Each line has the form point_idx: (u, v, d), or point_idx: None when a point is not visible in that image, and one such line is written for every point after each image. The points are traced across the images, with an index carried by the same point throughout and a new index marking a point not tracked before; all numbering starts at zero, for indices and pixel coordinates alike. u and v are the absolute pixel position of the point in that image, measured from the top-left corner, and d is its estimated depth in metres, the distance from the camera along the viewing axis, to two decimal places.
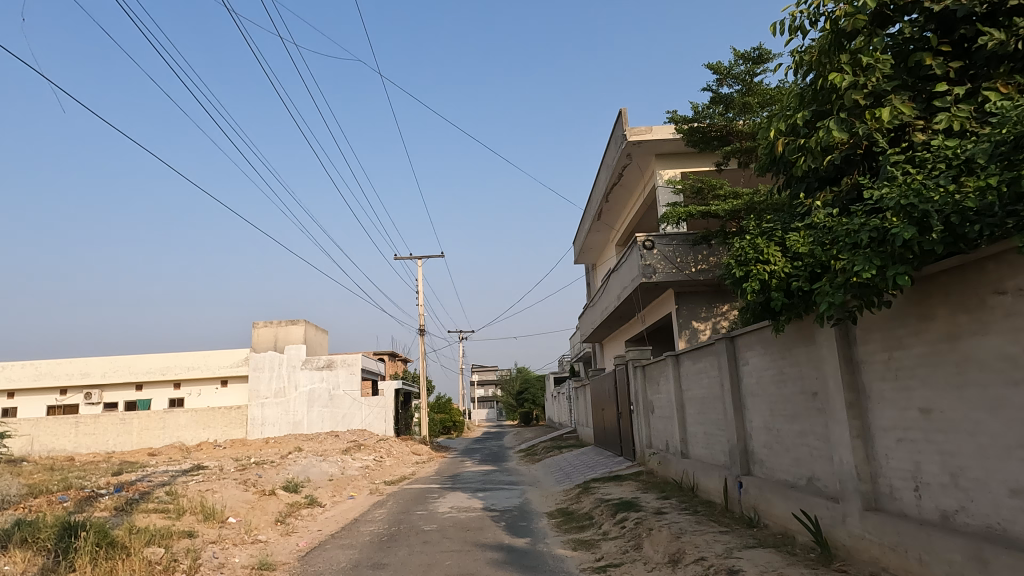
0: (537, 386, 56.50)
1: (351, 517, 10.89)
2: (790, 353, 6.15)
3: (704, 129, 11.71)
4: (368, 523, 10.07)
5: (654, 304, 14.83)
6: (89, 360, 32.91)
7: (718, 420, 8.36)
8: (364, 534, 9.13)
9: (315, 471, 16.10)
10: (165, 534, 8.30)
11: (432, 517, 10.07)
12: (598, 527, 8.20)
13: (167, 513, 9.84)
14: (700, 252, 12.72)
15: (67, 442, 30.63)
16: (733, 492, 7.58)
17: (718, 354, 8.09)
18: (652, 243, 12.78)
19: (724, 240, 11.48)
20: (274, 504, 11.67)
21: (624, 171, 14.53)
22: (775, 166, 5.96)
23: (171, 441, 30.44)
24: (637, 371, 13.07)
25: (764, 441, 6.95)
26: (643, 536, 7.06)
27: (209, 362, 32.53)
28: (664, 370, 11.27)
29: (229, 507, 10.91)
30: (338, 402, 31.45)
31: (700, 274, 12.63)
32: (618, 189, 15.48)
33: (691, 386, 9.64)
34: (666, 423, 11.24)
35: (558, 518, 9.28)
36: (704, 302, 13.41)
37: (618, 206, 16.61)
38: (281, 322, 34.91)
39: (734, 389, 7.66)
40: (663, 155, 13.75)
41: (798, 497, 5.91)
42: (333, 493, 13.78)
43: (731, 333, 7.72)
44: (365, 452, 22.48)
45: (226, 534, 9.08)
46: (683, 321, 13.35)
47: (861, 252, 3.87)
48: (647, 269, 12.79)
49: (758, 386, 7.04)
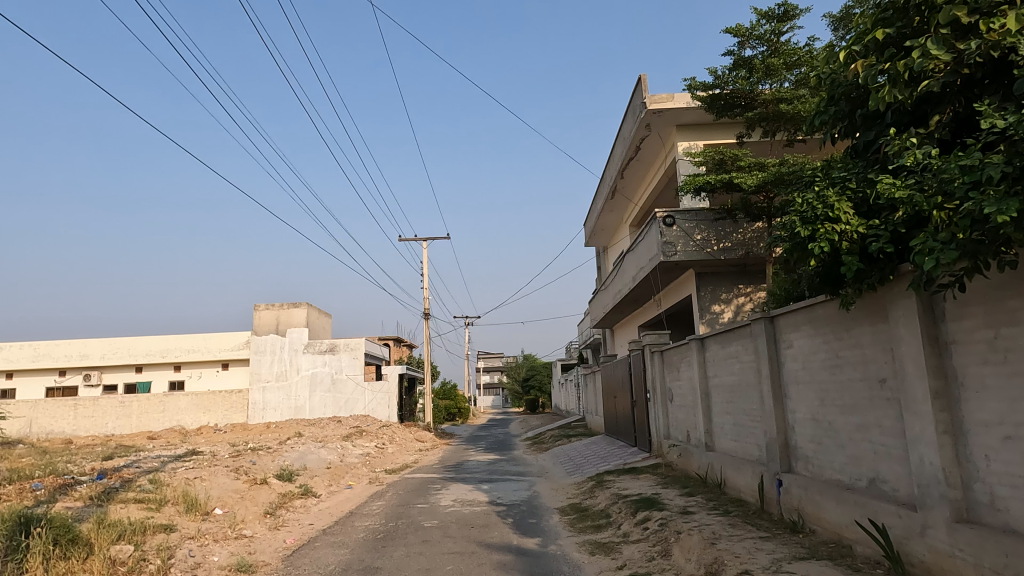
0: (544, 372, 55.99)
1: (347, 509, 10.12)
2: (851, 334, 5.27)
3: (725, 95, 10.65)
4: (365, 517, 9.29)
5: (672, 287, 13.96)
6: (88, 342, 32.31)
7: (752, 411, 7.50)
8: (359, 530, 8.35)
9: (313, 459, 15.34)
10: (138, 529, 7.53)
11: (433, 511, 9.27)
12: (617, 527, 7.36)
13: (147, 504, 9.09)
14: (724, 229, 11.79)
15: (66, 425, 30.22)
16: (771, 492, 6.75)
17: (754, 336, 7.21)
18: (672, 218, 11.86)
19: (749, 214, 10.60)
20: (265, 495, 10.91)
21: (642, 144, 13.58)
22: (835, 112, 4.89)
23: (170, 425, 29.91)
24: (654, 356, 12.20)
25: (811, 436, 6.08)
26: (671, 541, 6.22)
27: (210, 345, 31.93)
28: (685, 355, 10.41)
29: (215, 497, 10.15)
30: (341, 386, 30.49)
31: (723, 253, 11.72)
32: (635, 164, 14.54)
33: (718, 372, 8.78)
34: (687, 413, 10.40)
35: (572, 515, 8.45)
36: (726, 283, 12.50)
37: (634, 182, 15.67)
38: (283, 305, 34.17)
39: (773, 376, 6.79)
40: (684, 126, 12.77)
41: (859, 501, 5.05)
42: (330, 483, 13.00)
43: (771, 313, 6.84)
44: (366, 438, 21.75)
45: (208, 529, 8.31)
46: (703, 304, 12.45)
47: (987, 192, 2.95)
48: (666, 247, 11.88)
49: (805, 372, 6.16)
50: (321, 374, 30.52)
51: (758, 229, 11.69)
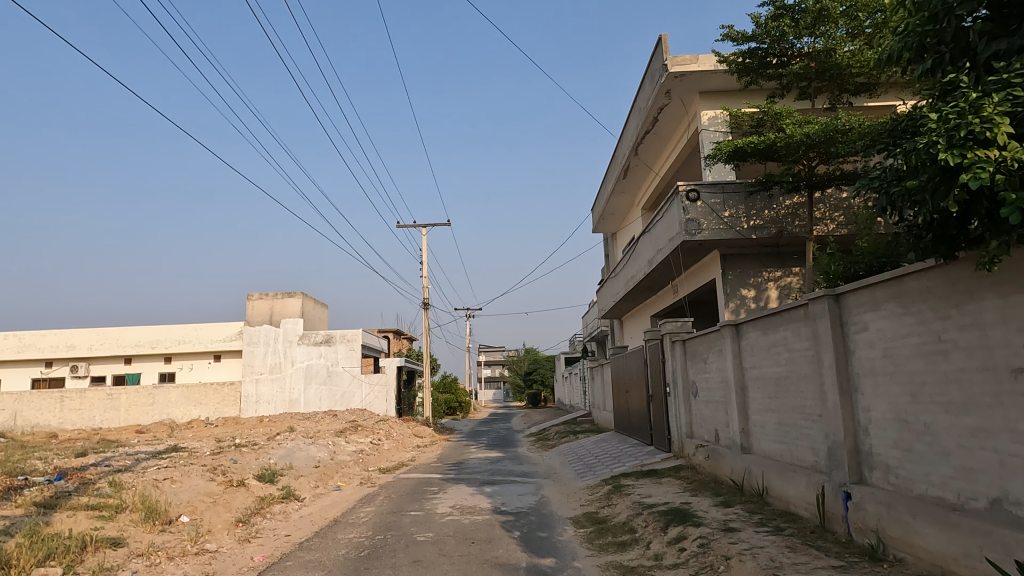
0: (548, 367, 54.79)
1: (331, 516, 8.95)
2: (965, 312, 4.06)
3: (763, 50, 9.53)
4: (349, 527, 8.11)
5: (691, 272, 12.79)
6: (75, 332, 31.14)
7: (806, 408, 6.31)
8: (341, 544, 7.19)
9: (301, 457, 14.16)
10: (76, 545, 6.35)
11: (428, 521, 8.09)
12: (645, 547, 6.18)
13: (99, 512, 7.94)
14: (755, 205, 10.60)
15: (51, 418, 29.16)
16: (836, 506, 5.58)
17: (813, 320, 6.01)
18: (695, 193, 10.67)
19: (794, 185, 9.48)
20: (240, 499, 9.75)
21: (660, 113, 12.37)
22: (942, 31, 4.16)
23: (160, 418, 28.84)
24: (675, 346, 11.00)
25: (896, 442, 4.87)
26: (719, 568, 5.04)
27: (201, 336, 30.76)
28: (714, 344, 9.21)
29: (180, 504, 8.99)
30: (336, 379, 29.29)
31: (754, 232, 10.54)
32: (651, 137, 13.35)
33: (758, 362, 7.59)
34: (715, 410, 9.22)
35: (588, 528, 7.27)
36: (755, 266, 11.28)
37: (649, 158, 14.48)
38: (277, 295, 32.95)
39: (839, 366, 5.59)
40: (709, 93, 11.57)
41: (982, 529, 3.85)
42: (316, 484, 11.83)
43: (836, 290, 5.64)
44: (361, 434, 20.57)
45: (164, 543, 7.14)
46: (729, 289, 11.22)
47: None
48: (690, 225, 10.68)
49: (887, 361, 4.96)
50: (316, 366, 29.37)
51: (794, 205, 10.54)
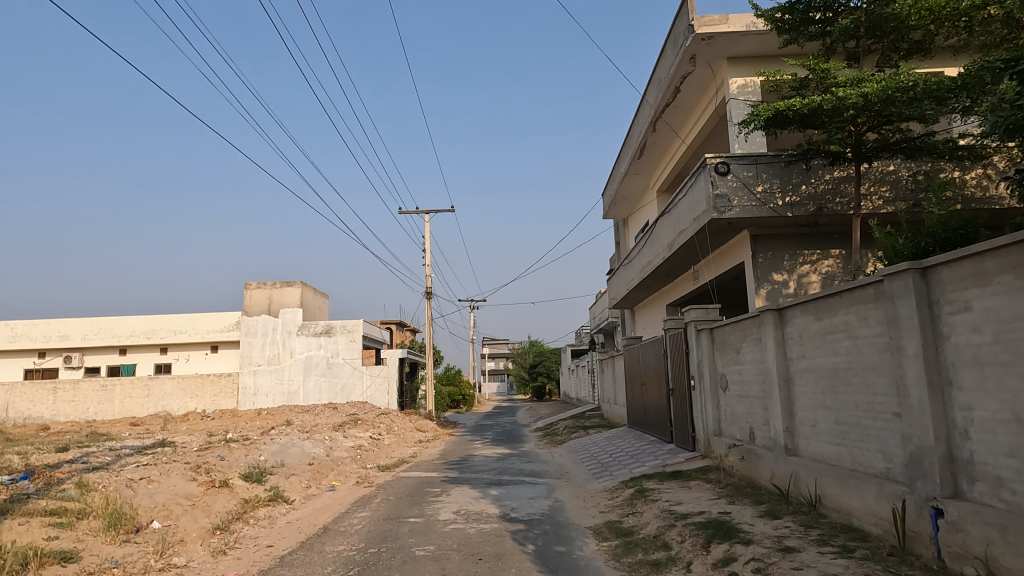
0: (553, 359, 54.02)
1: (321, 523, 8.00)
2: None
3: (804, 4, 8.55)
4: (339, 537, 7.17)
5: (716, 255, 11.78)
6: (68, 321, 30.28)
7: (877, 406, 5.32)
8: (328, 559, 6.24)
9: (294, 453, 13.24)
10: (15, 562, 5.40)
11: (428, 530, 7.15)
12: (684, 569, 5.22)
13: (57, 519, 7.01)
14: (792, 179, 9.60)
15: (44, 410, 28.40)
16: (921, 524, 4.61)
17: (889, 301, 5.02)
18: (726, 165, 9.68)
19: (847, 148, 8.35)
20: (222, 502, 8.82)
21: (684, 82, 11.33)
22: None
23: (155, 410, 28.13)
24: (701, 335, 10.01)
25: (1011, 448, 3.89)
26: None
27: (197, 326, 29.90)
28: (749, 332, 8.22)
29: (154, 509, 8.07)
30: (337, 370, 28.35)
31: (791, 209, 9.54)
32: (672, 109, 12.33)
33: (809, 351, 6.60)
34: (749, 405, 8.26)
35: (613, 542, 6.31)
36: (788, 248, 10.27)
37: (669, 133, 13.46)
38: (275, 284, 31.99)
39: (928, 357, 4.57)
40: (739, 59, 10.55)
41: None
42: (308, 484, 10.89)
43: (922, 263, 4.63)
44: (360, 428, 19.64)
45: (123, 557, 6.20)
46: (760, 273, 10.21)
47: None
48: (719, 201, 9.67)
49: (1001, 349, 3.96)
50: (316, 358, 28.47)
51: (835, 179, 9.56)
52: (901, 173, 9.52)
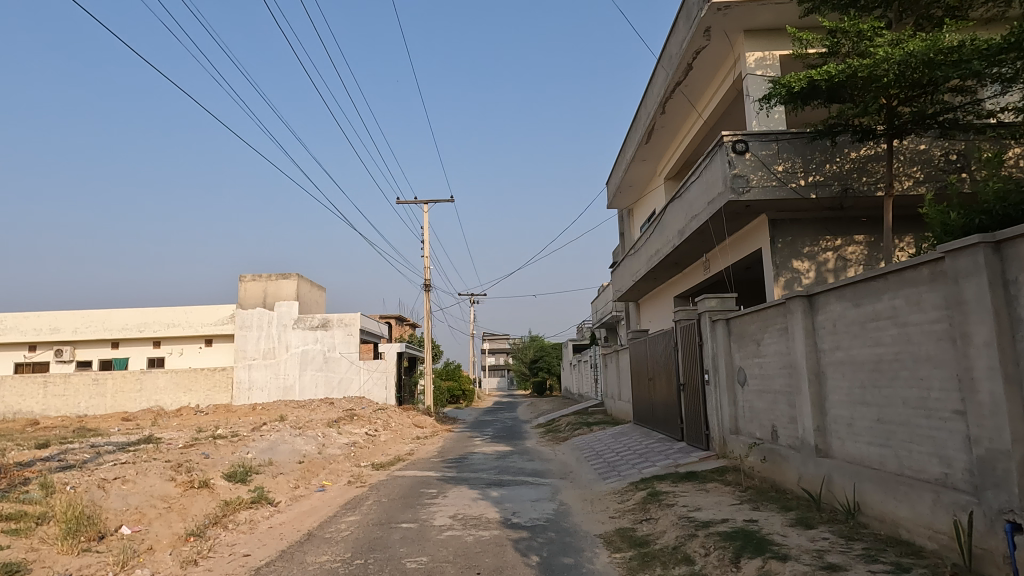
0: (554, 354, 53.51)
1: (305, 528, 7.34)
2: None
3: None
4: (323, 545, 6.52)
5: (730, 242, 11.11)
6: (59, 314, 29.63)
7: (932, 402, 4.66)
8: (308, 571, 5.58)
9: (285, 450, 12.59)
10: None
11: (421, 538, 6.49)
12: None
13: (12, 525, 6.35)
14: (814, 158, 8.93)
15: (34, 404, 27.80)
16: (993, 541, 3.95)
17: (952, 281, 4.34)
18: (744, 143, 8.99)
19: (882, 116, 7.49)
20: (201, 504, 8.17)
21: (698, 58, 10.64)
22: None
23: (148, 405, 27.53)
24: (716, 326, 9.35)
25: None
26: None
27: (191, 319, 29.25)
28: (772, 321, 7.56)
29: (124, 512, 7.42)
30: (333, 365, 27.70)
31: (813, 190, 8.85)
32: (683, 88, 11.66)
33: (844, 341, 5.94)
34: (772, 401, 7.60)
35: (627, 554, 5.65)
36: (809, 233, 9.60)
37: (679, 113, 12.79)
38: (271, 276, 31.30)
39: (1003, 345, 3.90)
40: (757, 32, 9.85)
41: None
42: (296, 484, 10.23)
43: (996, 236, 3.96)
44: (356, 424, 19.01)
45: (79, 569, 5.54)
46: (780, 260, 9.53)
47: None
48: (736, 181, 8.97)
49: None
50: (312, 352, 27.83)
51: (861, 158, 8.90)
52: (933, 152, 8.83)
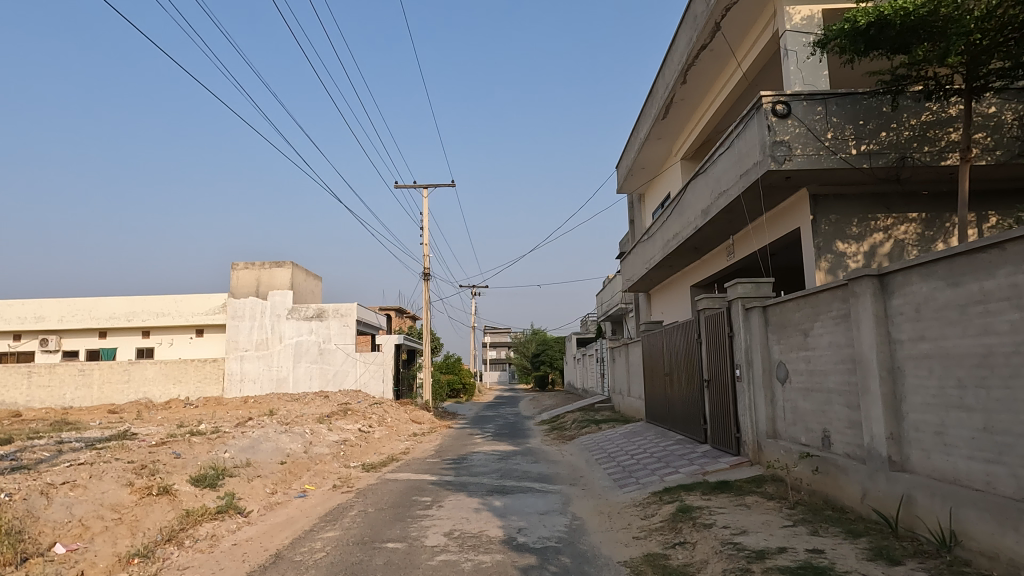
0: (557, 347, 52.50)
1: (274, 547, 6.23)
2: None
3: None
4: (291, 571, 5.39)
5: (763, 222, 9.93)
6: (44, 302, 28.53)
7: None
8: None
9: (266, 449, 11.49)
10: None
11: (409, 564, 5.37)
12: None
13: None
14: (866, 123, 7.77)
15: (18, 395, 26.75)
16: None
17: None
18: (785, 105, 7.82)
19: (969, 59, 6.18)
20: (157, 515, 7.06)
21: (728, 15, 9.48)
22: None
23: (136, 396, 26.50)
24: (750, 315, 8.20)
25: None
26: None
27: (181, 308, 28.15)
28: (824, 307, 6.42)
29: (61, 526, 6.29)
30: (329, 357, 26.44)
31: (866, 159, 7.69)
32: (709, 51, 10.53)
33: (932, 331, 4.79)
34: (824, 401, 6.45)
35: None
36: (855, 211, 8.45)
37: (703, 81, 11.64)
38: (264, 264, 30.18)
39: None
40: None
41: None
42: (273, 489, 9.12)
43: None
44: (348, 419, 17.91)
45: None
46: (823, 242, 8.36)
47: None
48: (777, 149, 7.78)
49: None
50: (307, 343, 26.71)
51: (921, 124, 7.75)
52: (1005, 116, 7.66)
